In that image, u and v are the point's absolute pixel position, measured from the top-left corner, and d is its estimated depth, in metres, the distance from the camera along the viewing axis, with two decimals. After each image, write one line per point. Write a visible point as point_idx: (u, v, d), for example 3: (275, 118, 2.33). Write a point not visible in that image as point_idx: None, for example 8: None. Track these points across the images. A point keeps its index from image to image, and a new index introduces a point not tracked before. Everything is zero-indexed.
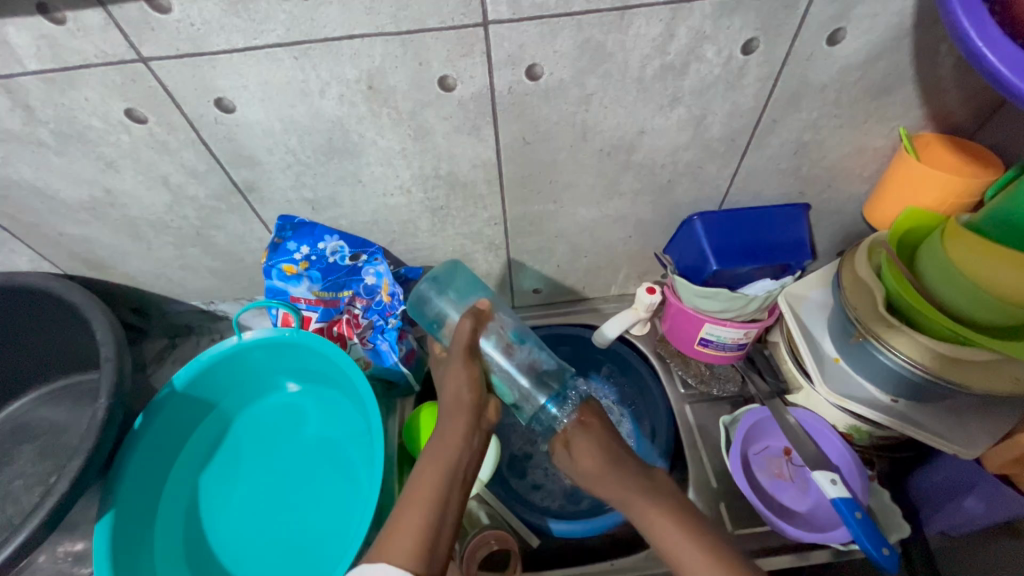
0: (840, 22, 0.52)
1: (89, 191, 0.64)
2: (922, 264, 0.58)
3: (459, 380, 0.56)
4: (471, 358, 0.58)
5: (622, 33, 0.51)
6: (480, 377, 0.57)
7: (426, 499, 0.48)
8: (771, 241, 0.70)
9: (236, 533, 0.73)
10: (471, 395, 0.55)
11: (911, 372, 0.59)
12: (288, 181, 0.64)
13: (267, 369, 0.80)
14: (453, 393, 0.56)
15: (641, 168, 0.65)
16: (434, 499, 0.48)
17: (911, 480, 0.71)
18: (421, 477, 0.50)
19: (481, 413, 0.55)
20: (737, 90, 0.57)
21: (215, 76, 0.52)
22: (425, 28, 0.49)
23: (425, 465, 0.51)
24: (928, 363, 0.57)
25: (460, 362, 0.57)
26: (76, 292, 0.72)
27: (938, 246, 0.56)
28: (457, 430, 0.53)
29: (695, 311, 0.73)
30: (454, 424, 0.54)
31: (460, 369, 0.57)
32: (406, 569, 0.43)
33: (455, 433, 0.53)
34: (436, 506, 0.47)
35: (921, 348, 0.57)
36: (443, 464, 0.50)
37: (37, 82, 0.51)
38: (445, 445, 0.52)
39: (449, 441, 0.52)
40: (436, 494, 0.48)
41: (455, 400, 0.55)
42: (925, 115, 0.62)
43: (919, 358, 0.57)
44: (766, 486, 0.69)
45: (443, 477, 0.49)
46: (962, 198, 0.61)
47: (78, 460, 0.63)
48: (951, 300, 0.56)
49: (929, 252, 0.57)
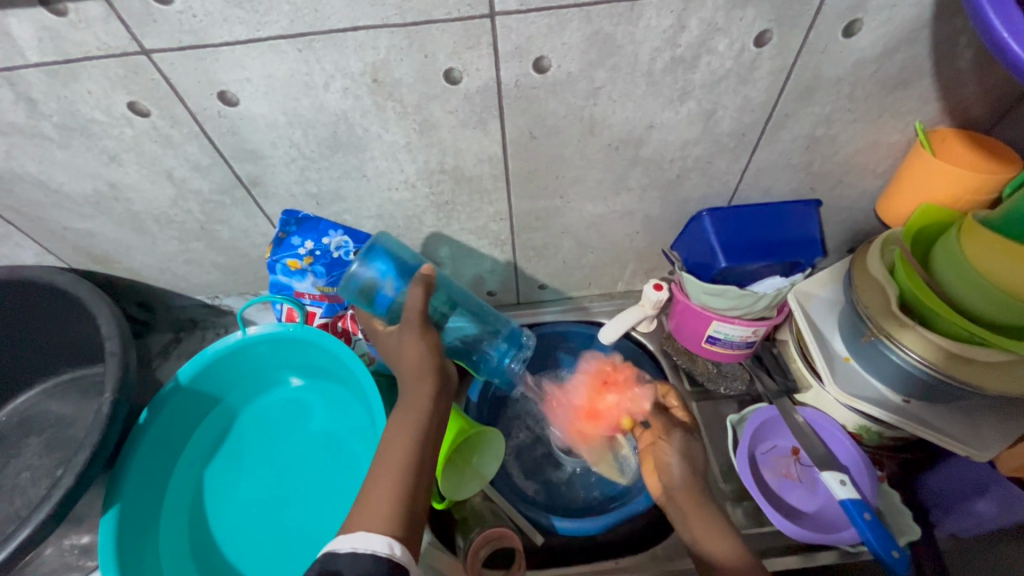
0: (857, 13, 0.51)
1: (93, 185, 0.64)
2: (938, 265, 0.57)
3: (417, 350, 0.56)
4: (425, 325, 0.57)
5: (633, 25, 0.50)
6: (437, 345, 0.57)
7: (396, 466, 0.51)
8: (783, 238, 0.69)
9: (241, 528, 0.72)
10: (432, 362, 0.56)
11: (925, 374, 0.58)
12: (292, 176, 0.63)
13: (270, 362, 0.80)
14: (411, 361, 0.56)
15: (650, 163, 0.64)
16: (405, 467, 0.51)
17: (922, 478, 0.69)
18: (390, 446, 0.53)
19: (444, 376, 0.57)
20: (749, 83, 0.56)
21: (218, 69, 0.51)
22: (431, 20, 0.48)
23: (395, 434, 0.53)
24: (946, 366, 0.56)
25: (416, 333, 0.56)
26: (81, 286, 0.72)
27: (954, 246, 0.55)
28: (423, 398, 0.55)
29: (702, 308, 0.72)
30: (419, 391, 0.55)
31: (415, 336, 0.56)
32: (385, 533, 0.46)
33: (420, 397, 0.55)
34: (408, 478, 0.50)
35: (938, 351, 0.56)
36: (412, 432, 0.53)
37: (39, 75, 0.51)
38: (414, 412, 0.54)
39: (417, 410, 0.55)
40: (409, 463, 0.51)
41: (416, 367, 0.56)
42: (943, 109, 0.61)
43: (937, 361, 0.56)
44: (774, 486, 0.68)
45: (412, 441, 0.53)
46: (956, 199, 0.61)
47: (85, 453, 0.63)
48: (969, 304, 0.54)
49: (946, 253, 0.56)
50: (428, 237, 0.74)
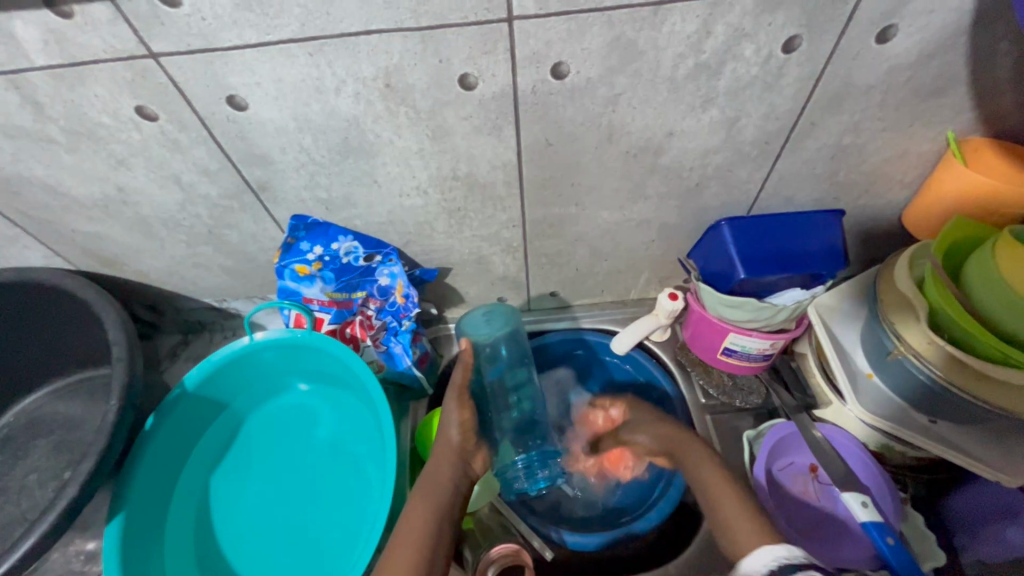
0: (892, 19, 0.49)
1: (101, 188, 0.63)
2: (977, 291, 0.54)
3: (451, 420, 0.65)
4: (463, 399, 0.66)
5: (656, 30, 0.48)
6: (469, 420, 0.65)
7: (419, 526, 0.55)
8: (808, 248, 0.66)
9: (247, 538, 0.71)
10: (458, 438, 0.64)
11: (966, 403, 0.56)
12: (302, 181, 0.62)
13: (279, 368, 0.79)
14: (443, 434, 0.64)
15: (668, 171, 0.62)
16: (426, 537, 0.54)
17: (946, 501, 0.67)
18: (413, 512, 0.57)
19: (466, 460, 0.63)
20: (775, 90, 0.54)
21: (227, 73, 0.50)
22: (446, 23, 0.46)
23: (418, 499, 0.58)
24: (993, 399, 0.54)
25: (453, 402, 0.66)
26: (88, 289, 0.71)
27: (994, 273, 0.52)
28: (445, 474, 0.61)
29: (718, 319, 0.70)
30: (442, 467, 0.61)
31: (454, 409, 0.65)
32: None
33: (439, 471, 0.61)
34: (427, 545, 0.54)
35: (986, 382, 0.54)
36: (435, 499, 0.58)
37: (45, 78, 0.50)
38: (437, 483, 0.60)
39: (437, 481, 0.60)
40: (426, 535, 0.55)
41: (443, 447, 0.63)
42: (976, 118, 0.58)
43: (984, 395, 0.54)
44: (791, 507, 0.66)
45: (432, 510, 0.57)
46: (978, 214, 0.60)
47: (90, 462, 0.62)
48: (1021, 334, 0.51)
49: (987, 281, 0.53)
50: (506, 263, 0.76)
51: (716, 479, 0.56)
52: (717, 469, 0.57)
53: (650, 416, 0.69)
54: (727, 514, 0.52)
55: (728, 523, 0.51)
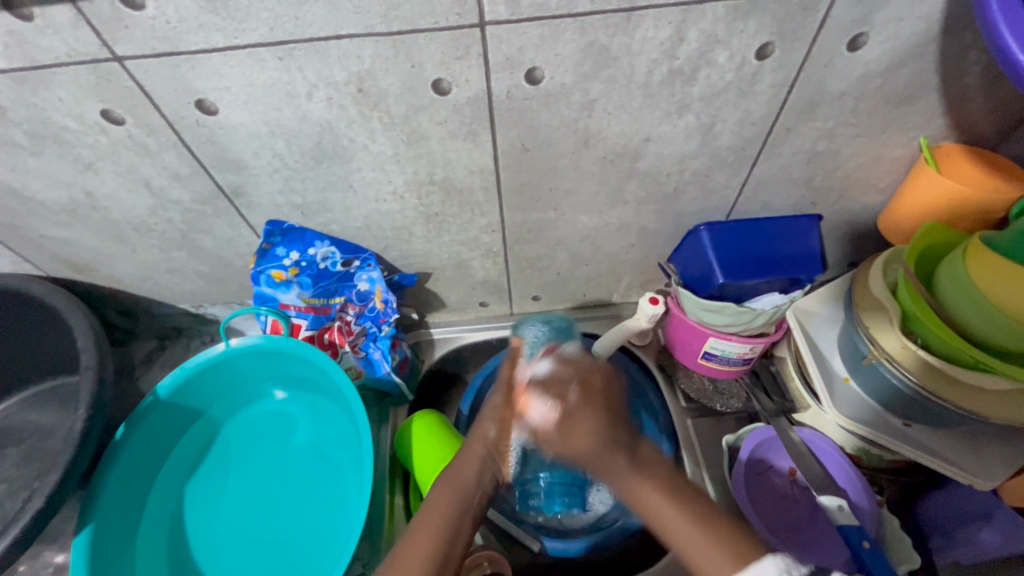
0: (862, 26, 0.49)
1: (69, 193, 0.61)
2: (949, 298, 0.54)
3: (494, 412, 0.56)
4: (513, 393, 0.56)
5: (629, 36, 0.48)
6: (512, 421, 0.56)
7: (436, 531, 0.48)
8: (785, 254, 0.66)
9: (222, 547, 0.70)
10: (496, 434, 0.55)
11: (941, 408, 0.56)
12: (276, 186, 0.61)
13: (255, 375, 0.78)
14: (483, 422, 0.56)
15: (646, 176, 0.62)
16: (443, 530, 0.48)
17: (921, 505, 0.68)
18: (431, 512, 0.49)
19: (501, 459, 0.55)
20: (749, 96, 0.54)
21: (195, 77, 0.49)
22: (417, 28, 0.46)
23: (441, 495, 0.50)
24: (970, 405, 0.54)
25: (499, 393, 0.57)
26: (57, 296, 0.70)
27: (966, 280, 0.52)
28: (471, 466, 0.53)
29: (699, 324, 0.70)
30: (471, 460, 0.53)
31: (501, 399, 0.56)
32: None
33: (471, 460, 0.53)
34: (444, 542, 0.47)
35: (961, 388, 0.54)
36: (457, 498, 0.50)
37: (6, 80, 0.49)
38: (461, 481, 0.52)
39: (466, 471, 0.53)
40: (448, 526, 0.48)
41: (476, 444, 0.55)
42: (949, 125, 0.59)
43: (960, 400, 0.54)
44: (770, 509, 0.66)
45: (455, 503, 0.50)
46: (951, 220, 0.60)
47: (56, 474, 0.61)
48: (996, 339, 0.52)
49: (960, 289, 0.53)
50: (486, 268, 0.76)
51: (657, 487, 0.47)
52: (653, 482, 0.47)
53: (596, 412, 0.49)
54: (689, 545, 0.44)
55: (686, 545, 0.44)
